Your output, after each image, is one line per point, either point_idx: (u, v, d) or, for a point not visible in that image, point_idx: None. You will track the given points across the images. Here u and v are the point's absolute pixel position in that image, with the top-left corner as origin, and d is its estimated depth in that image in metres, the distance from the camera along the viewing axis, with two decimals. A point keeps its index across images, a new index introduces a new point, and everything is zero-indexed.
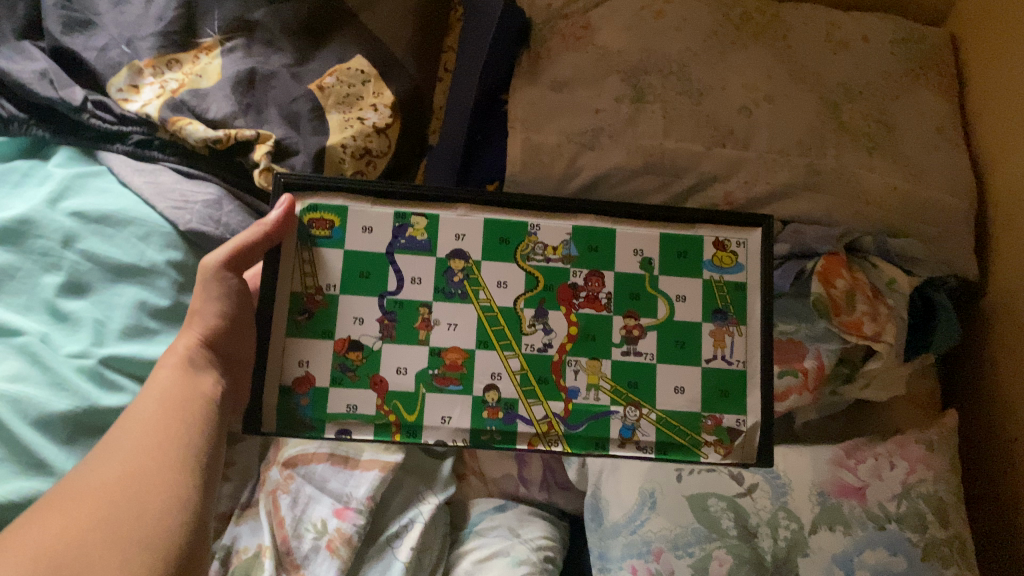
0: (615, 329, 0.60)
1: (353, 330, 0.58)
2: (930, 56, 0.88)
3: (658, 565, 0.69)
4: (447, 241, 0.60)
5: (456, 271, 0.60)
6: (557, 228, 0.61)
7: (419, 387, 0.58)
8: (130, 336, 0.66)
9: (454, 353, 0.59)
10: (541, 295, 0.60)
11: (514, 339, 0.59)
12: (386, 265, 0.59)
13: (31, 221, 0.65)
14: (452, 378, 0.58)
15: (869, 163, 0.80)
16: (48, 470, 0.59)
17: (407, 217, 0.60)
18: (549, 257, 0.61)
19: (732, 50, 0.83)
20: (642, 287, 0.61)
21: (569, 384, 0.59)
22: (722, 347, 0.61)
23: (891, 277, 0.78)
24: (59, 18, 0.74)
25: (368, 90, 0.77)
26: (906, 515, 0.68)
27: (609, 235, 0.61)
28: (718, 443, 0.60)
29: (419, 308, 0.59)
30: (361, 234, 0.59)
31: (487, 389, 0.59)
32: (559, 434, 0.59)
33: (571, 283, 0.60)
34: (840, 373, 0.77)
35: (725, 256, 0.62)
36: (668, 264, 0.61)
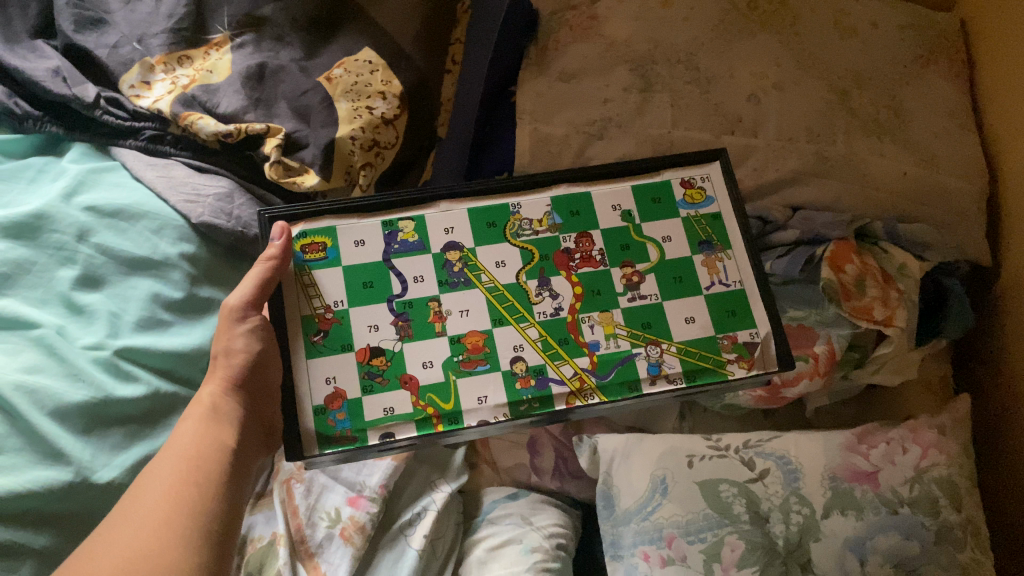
0: (616, 279, 0.62)
1: (371, 338, 0.59)
2: (941, 41, 0.88)
3: (670, 552, 0.69)
4: (438, 236, 0.62)
5: (454, 262, 0.61)
6: (536, 203, 0.64)
7: (448, 375, 0.58)
8: (145, 328, 0.66)
9: (473, 336, 0.59)
10: (542, 266, 0.62)
11: (526, 309, 0.60)
12: (386, 271, 0.61)
13: (47, 215, 0.66)
14: (477, 359, 0.59)
15: (879, 148, 0.80)
16: (66, 461, 0.59)
17: (395, 224, 0.62)
18: (537, 230, 0.63)
19: (740, 38, 0.83)
20: (629, 237, 0.63)
21: (588, 339, 0.60)
22: (716, 273, 0.63)
23: (902, 261, 0.78)
24: (72, 16, 0.75)
25: (376, 79, 0.78)
26: (919, 498, 0.68)
27: (584, 198, 0.64)
28: (739, 358, 0.60)
29: (429, 302, 0.60)
30: (354, 248, 0.61)
31: (514, 361, 0.59)
32: (592, 387, 0.59)
33: (564, 249, 0.62)
34: (852, 358, 0.76)
35: (693, 193, 0.65)
36: (646, 212, 0.64)
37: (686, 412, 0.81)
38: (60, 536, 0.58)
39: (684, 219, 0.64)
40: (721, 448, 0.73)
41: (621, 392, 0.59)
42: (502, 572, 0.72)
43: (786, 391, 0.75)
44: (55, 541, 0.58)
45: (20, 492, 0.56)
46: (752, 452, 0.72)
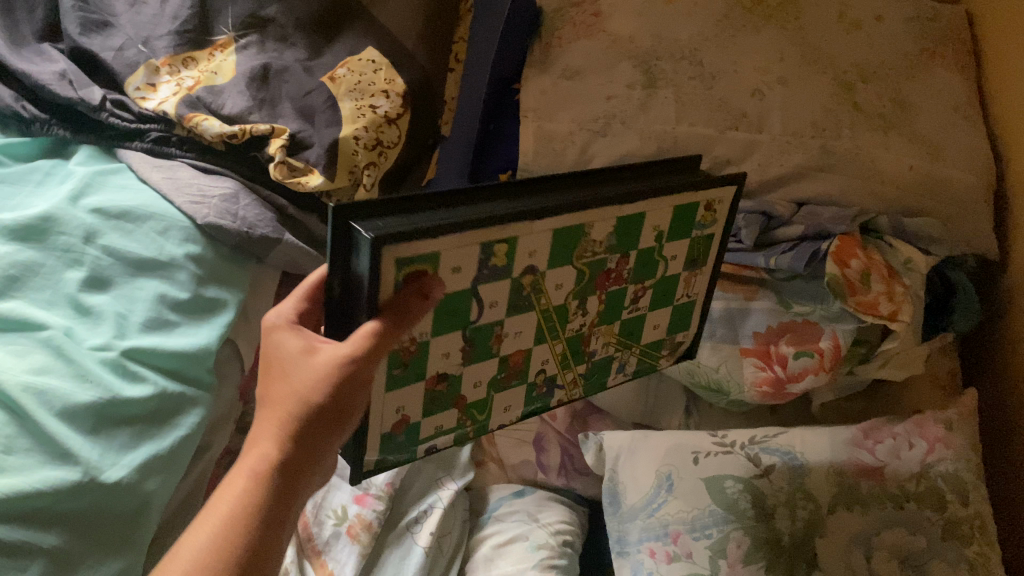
0: (628, 295, 0.61)
1: (445, 364, 0.53)
2: (947, 34, 0.88)
3: (677, 548, 0.69)
4: (523, 260, 0.51)
5: (526, 286, 0.53)
6: (607, 221, 0.54)
7: (490, 392, 0.58)
8: (152, 328, 0.66)
9: (517, 354, 0.57)
10: (590, 284, 0.57)
11: (562, 327, 0.58)
12: (468, 300, 0.51)
13: (53, 218, 0.67)
14: (512, 375, 0.58)
15: (886, 142, 0.79)
16: (74, 460, 0.58)
17: (491, 247, 0.49)
18: (596, 252, 0.55)
19: (744, 33, 0.83)
20: (652, 255, 0.59)
21: (592, 348, 0.62)
22: (688, 287, 0.65)
23: (908, 256, 0.79)
24: (78, 19, 0.76)
25: (379, 78, 0.79)
26: (924, 494, 0.68)
27: (640, 219, 0.56)
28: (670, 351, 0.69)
29: (494, 327, 0.54)
30: (450, 275, 0.48)
31: (538, 373, 0.60)
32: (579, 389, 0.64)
33: (606, 269, 0.57)
34: (857, 354, 0.76)
35: (706, 215, 0.61)
36: (672, 232, 0.59)
37: (692, 408, 0.82)
38: (72, 536, 0.57)
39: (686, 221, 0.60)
40: (726, 444, 0.73)
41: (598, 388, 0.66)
42: (509, 569, 0.73)
43: (790, 387, 0.74)
44: (67, 541, 0.56)
45: (30, 492, 0.55)
46: (757, 448, 0.72)
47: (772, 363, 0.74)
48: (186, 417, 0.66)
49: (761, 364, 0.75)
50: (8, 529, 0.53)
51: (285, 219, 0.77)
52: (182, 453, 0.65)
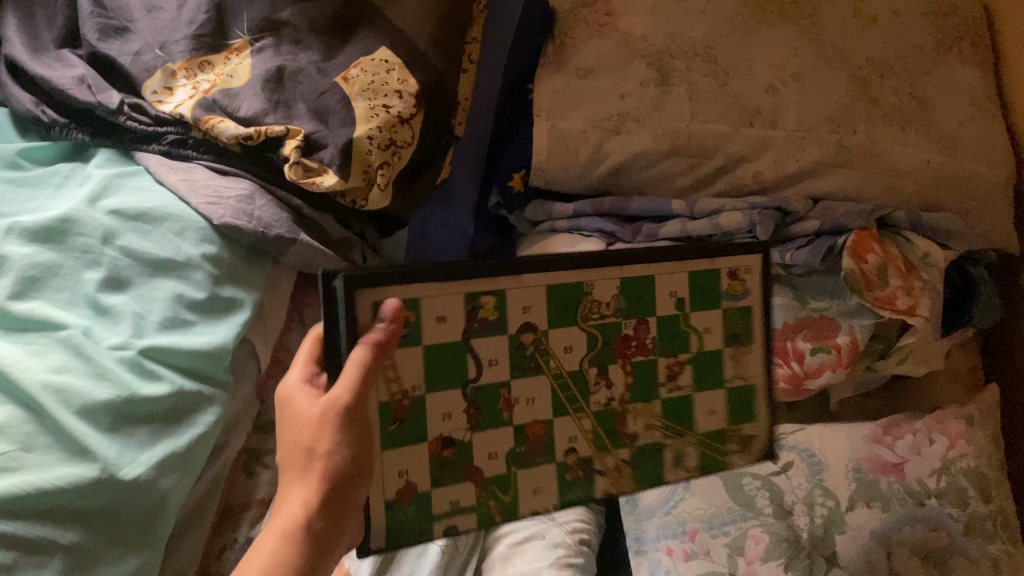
0: (660, 369, 0.65)
1: (443, 428, 0.59)
2: (965, 29, 0.86)
3: (694, 546, 0.69)
4: (516, 316, 0.59)
5: (528, 346, 0.60)
6: (608, 284, 0.61)
7: (510, 468, 0.61)
8: (169, 328, 0.67)
9: (536, 426, 0.62)
10: (602, 354, 0.62)
11: (584, 398, 0.62)
12: (466, 353, 0.58)
13: (73, 220, 0.67)
14: (537, 450, 0.62)
15: (902, 137, 0.79)
16: (92, 457, 0.58)
17: (478, 300, 0.57)
18: (604, 313, 0.61)
19: (759, 30, 0.83)
20: (677, 325, 0.64)
21: (627, 429, 0.64)
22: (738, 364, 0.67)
23: (926, 251, 0.76)
24: (96, 25, 0.77)
25: (392, 77, 0.78)
26: (945, 490, 0.67)
27: (646, 281, 0.62)
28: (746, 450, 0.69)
29: (500, 389, 0.60)
30: (486, 367, 0.59)
31: (567, 454, 0.63)
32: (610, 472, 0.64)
33: (624, 335, 0.63)
34: (874, 349, 0.76)
35: (736, 285, 0.65)
36: (696, 302, 0.64)
37: None
38: (89, 532, 0.58)
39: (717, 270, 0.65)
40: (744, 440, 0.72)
41: (652, 482, 0.66)
42: (525, 568, 0.73)
43: (809, 384, 0.75)
44: (83, 539, 0.57)
45: (47, 488, 0.56)
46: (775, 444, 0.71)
47: (789, 359, 0.74)
48: (202, 415, 0.67)
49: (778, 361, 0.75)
50: (25, 525, 0.55)
51: (301, 219, 0.78)
52: (200, 451, 0.66)
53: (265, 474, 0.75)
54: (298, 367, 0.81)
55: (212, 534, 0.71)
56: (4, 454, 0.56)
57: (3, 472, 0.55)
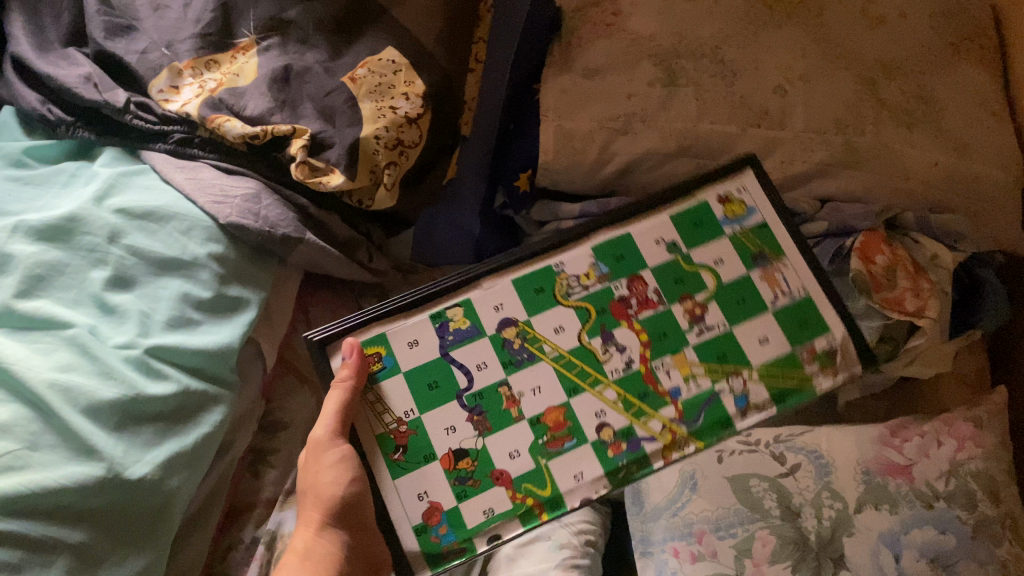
0: (679, 315, 0.66)
1: (450, 442, 0.62)
2: (975, 31, 0.85)
3: (701, 548, 0.68)
4: (490, 314, 0.66)
5: (513, 339, 0.65)
6: (580, 257, 0.68)
7: (539, 460, 0.62)
8: (174, 327, 0.66)
9: (553, 414, 0.63)
10: (601, 322, 0.66)
11: (599, 372, 0.64)
12: (447, 365, 0.64)
13: (79, 218, 0.67)
14: (564, 436, 0.63)
15: (909, 137, 0.78)
16: (98, 457, 0.58)
17: (443, 315, 0.65)
18: (586, 284, 0.67)
19: (766, 31, 0.83)
20: (681, 269, 0.68)
21: (667, 386, 0.64)
22: (777, 285, 0.68)
23: (933, 252, 0.78)
24: (102, 24, 0.77)
25: (399, 79, 0.79)
26: (954, 493, 0.67)
27: (625, 241, 0.69)
28: (824, 367, 0.66)
29: (500, 388, 0.64)
30: (531, 396, 0.63)
31: (601, 429, 0.63)
32: (684, 437, 0.63)
33: (618, 298, 0.67)
34: (883, 354, 0.73)
35: (735, 207, 0.70)
36: (690, 239, 0.69)
37: None
38: (94, 531, 0.58)
39: (705, 202, 0.70)
40: (751, 442, 0.72)
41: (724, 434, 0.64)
42: (531, 569, 0.73)
43: None
44: (88, 538, 0.57)
45: (52, 487, 0.56)
46: (783, 447, 0.71)
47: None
48: (209, 414, 0.66)
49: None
50: (31, 524, 0.55)
51: (307, 218, 0.77)
52: (205, 450, 0.65)
53: (271, 474, 0.75)
54: (304, 368, 0.81)
55: (216, 534, 0.71)
56: (9, 453, 0.56)
57: (8, 471, 0.55)
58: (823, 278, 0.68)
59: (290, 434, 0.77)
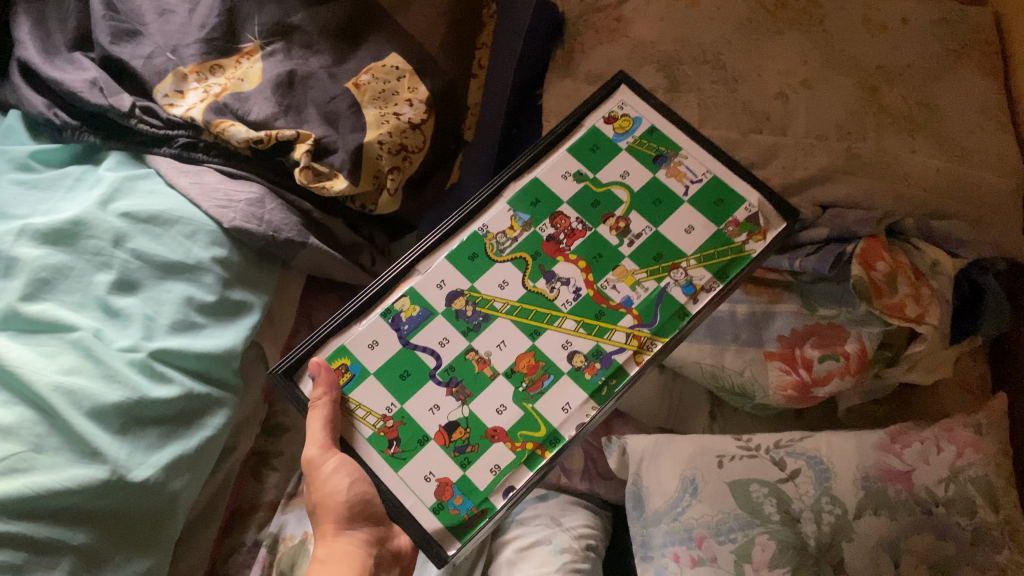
0: (608, 234, 0.63)
1: (438, 419, 0.58)
2: (973, 36, 0.86)
3: (701, 552, 0.68)
4: (435, 292, 0.61)
5: (463, 307, 0.61)
6: (498, 213, 0.64)
7: (524, 405, 0.59)
8: (178, 331, 0.67)
9: (523, 360, 0.60)
10: (539, 265, 0.62)
11: (552, 309, 0.61)
12: (412, 353, 0.60)
13: (85, 222, 0.68)
14: (541, 376, 0.59)
15: (911, 144, 0.79)
16: (102, 459, 0.59)
17: (391, 308, 0.61)
18: (515, 237, 0.63)
19: (768, 37, 0.83)
20: (594, 193, 0.65)
21: (618, 299, 0.61)
22: (683, 176, 0.65)
23: (934, 259, 0.76)
24: (108, 29, 0.77)
25: (402, 85, 0.79)
26: (954, 499, 0.67)
27: (535, 186, 0.65)
28: (751, 234, 0.63)
29: (467, 355, 0.60)
30: (499, 351, 0.60)
31: (571, 357, 0.60)
32: (648, 337, 0.60)
33: (548, 239, 0.63)
34: (884, 357, 0.75)
35: (622, 123, 0.67)
36: (592, 164, 0.66)
37: (717, 412, 0.83)
38: (99, 534, 0.58)
39: (593, 126, 0.67)
40: (752, 448, 0.72)
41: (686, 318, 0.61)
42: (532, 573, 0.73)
43: (816, 391, 0.74)
44: (91, 540, 0.58)
45: (57, 490, 0.56)
46: (783, 452, 0.71)
47: (797, 366, 0.74)
48: (211, 418, 0.67)
49: (786, 367, 0.75)
50: (37, 526, 0.55)
51: (310, 223, 0.78)
52: (208, 453, 0.66)
53: (273, 476, 0.75)
54: None
55: (220, 536, 0.71)
56: (14, 455, 0.56)
57: (13, 473, 0.56)
58: (721, 157, 0.65)
59: (293, 437, 0.77)
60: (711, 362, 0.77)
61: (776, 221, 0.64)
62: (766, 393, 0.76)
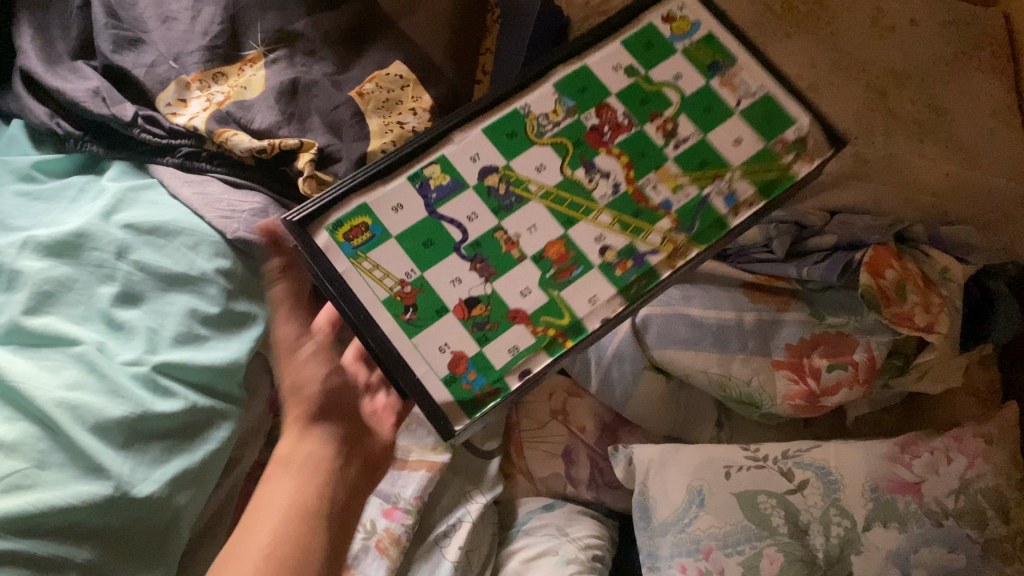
0: (653, 134, 0.58)
1: (460, 292, 0.54)
2: (982, 37, 0.85)
3: (708, 564, 0.69)
4: (468, 164, 0.56)
5: (496, 185, 0.56)
6: (544, 93, 0.58)
7: (551, 292, 0.54)
8: (182, 343, 0.67)
9: (554, 247, 0.55)
10: (578, 153, 0.57)
11: (588, 200, 0.56)
12: (439, 224, 0.55)
13: (87, 234, 0.67)
14: (570, 266, 0.55)
15: (920, 148, 0.77)
16: (106, 475, 0.59)
17: (420, 173, 0.56)
18: (556, 121, 0.58)
19: (775, 41, 0.82)
20: (643, 89, 0.59)
21: (657, 201, 0.56)
22: (735, 89, 0.59)
23: (945, 266, 0.75)
24: (110, 37, 0.77)
25: (406, 94, 0.78)
26: (965, 511, 0.66)
27: (584, 72, 0.59)
28: (800, 156, 0.57)
29: (495, 234, 0.55)
30: (528, 235, 0.55)
31: (603, 252, 0.55)
32: (685, 243, 0.56)
33: (589, 129, 0.58)
34: (893, 366, 0.76)
35: (680, 24, 0.60)
36: (646, 60, 0.59)
37: (723, 420, 0.83)
38: (103, 551, 0.58)
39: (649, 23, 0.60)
40: (759, 458, 0.72)
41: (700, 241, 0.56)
42: None
43: (825, 401, 0.74)
44: (96, 555, 0.58)
45: (61, 507, 0.56)
46: (791, 462, 0.71)
47: (806, 376, 0.74)
48: (216, 431, 0.67)
49: (794, 377, 0.75)
50: (42, 543, 0.55)
51: None
52: (212, 467, 0.66)
53: None
54: None
55: None
56: (18, 472, 0.56)
57: (17, 490, 0.56)
58: (780, 72, 0.59)
59: None
60: (718, 371, 0.76)
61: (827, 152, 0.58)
62: (774, 403, 0.76)
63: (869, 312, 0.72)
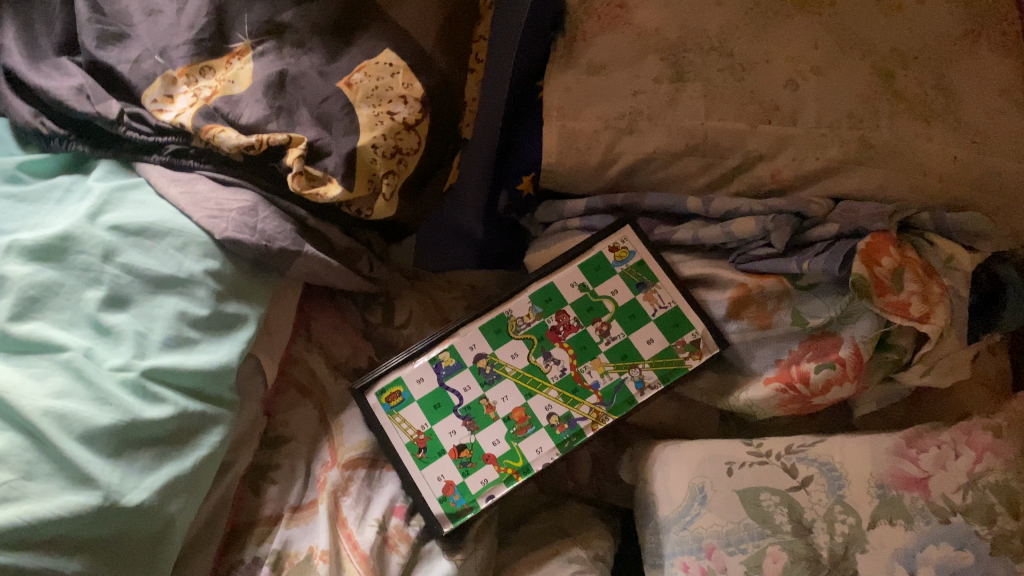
0: None
1: None
2: (993, 12, 0.81)
3: (711, 563, 0.69)
4: None
5: None
6: None
7: (513, 444, 0.78)
8: (172, 347, 0.66)
9: (517, 412, 0.79)
10: (541, 345, 0.80)
11: (543, 379, 0.79)
12: None
13: (72, 237, 0.66)
14: (526, 425, 0.78)
15: (927, 133, 0.75)
16: (94, 485, 0.58)
17: None
18: None
19: (775, 23, 0.79)
20: None
21: (589, 381, 0.79)
22: (654, 302, 0.82)
23: (950, 254, 0.74)
24: (95, 32, 0.75)
25: (397, 81, 0.75)
26: (973, 506, 0.65)
27: None
28: (692, 352, 0.80)
29: None
30: None
31: (550, 416, 0.79)
32: (604, 413, 0.79)
33: (551, 327, 0.81)
34: (888, 361, 0.74)
35: (621, 252, 0.83)
36: None
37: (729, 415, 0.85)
38: (94, 561, 0.58)
39: None
40: (762, 453, 0.71)
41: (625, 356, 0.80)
42: None
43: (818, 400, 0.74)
44: (85, 567, 0.57)
45: (50, 519, 0.55)
46: (795, 459, 0.70)
47: (795, 383, 0.75)
48: (208, 436, 0.66)
49: (784, 386, 0.75)
50: (31, 556, 0.55)
51: (306, 230, 0.76)
52: (206, 472, 0.65)
53: (272, 490, 0.74)
54: (305, 381, 0.82)
55: (218, 555, 0.70)
56: (5, 483, 0.55)
57: (4, 501, 0.55)
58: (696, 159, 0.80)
59: (293, 447, 0.78)
60: None
61: (712, 346, 0.80)
62: (768, 409, 0.78)
63: (860, 300, 0.71)
